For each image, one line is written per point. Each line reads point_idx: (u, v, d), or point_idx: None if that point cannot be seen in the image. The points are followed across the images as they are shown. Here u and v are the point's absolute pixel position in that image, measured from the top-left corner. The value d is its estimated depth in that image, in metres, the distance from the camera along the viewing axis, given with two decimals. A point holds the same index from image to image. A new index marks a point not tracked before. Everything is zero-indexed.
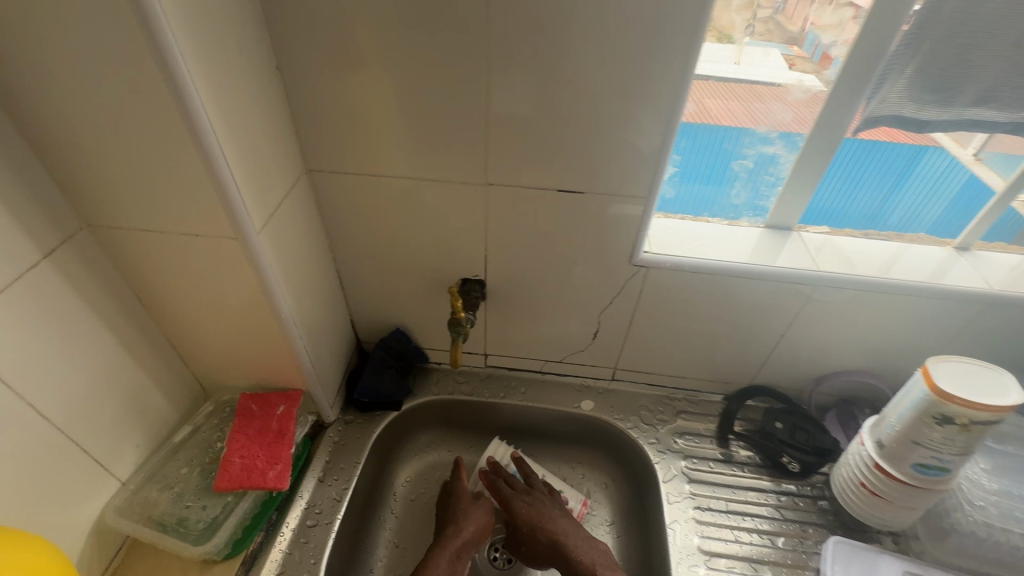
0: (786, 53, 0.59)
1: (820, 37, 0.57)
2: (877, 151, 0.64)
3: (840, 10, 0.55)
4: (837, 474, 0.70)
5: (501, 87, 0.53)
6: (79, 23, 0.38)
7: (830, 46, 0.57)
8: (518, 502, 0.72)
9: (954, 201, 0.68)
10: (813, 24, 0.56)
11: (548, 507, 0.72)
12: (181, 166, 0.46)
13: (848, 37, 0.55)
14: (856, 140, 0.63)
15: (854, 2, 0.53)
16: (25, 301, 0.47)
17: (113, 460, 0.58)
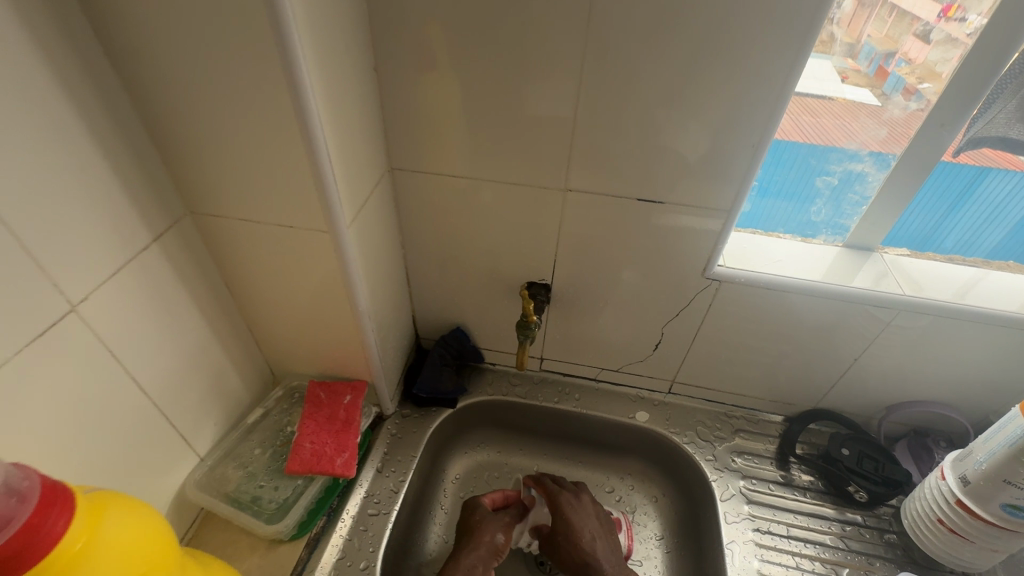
0: (841, 66, 0.59)
1: (878, 50, 0.58)
2: (938, 173, 0.62)
3: (898, 24, 0.56)
4: (909, 507, 0.67)
5: (592, 94, 0.54)
6: (212, 21, 0.40)
7: (885, 59, 0.58)
8: (562, 504, 0.68)
9: (1020, 227, 0.64)
10: (870, 36, 0.57)
11: (591, 518, 0.68)
12: (287, 160, 0.48)
13: (905, 51, 0.57)
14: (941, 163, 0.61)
15: (914, 16, 0.55)
16: (136, 281, 0.49)
17: (195, 437, 0.61)
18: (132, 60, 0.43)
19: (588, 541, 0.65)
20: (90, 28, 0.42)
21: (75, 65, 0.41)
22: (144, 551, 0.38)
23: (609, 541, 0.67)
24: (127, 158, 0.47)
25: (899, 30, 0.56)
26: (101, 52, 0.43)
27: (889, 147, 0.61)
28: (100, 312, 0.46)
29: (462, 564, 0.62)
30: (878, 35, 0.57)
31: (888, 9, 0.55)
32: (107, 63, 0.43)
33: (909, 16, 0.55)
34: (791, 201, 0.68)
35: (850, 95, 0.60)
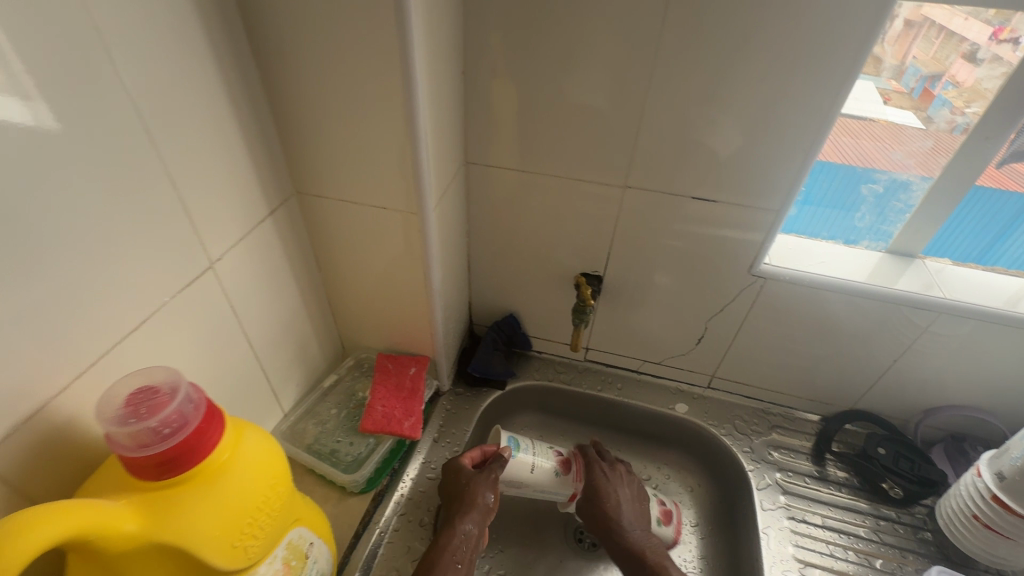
0: (885, 87, 0.63)
1: (923, 72, 0.62)
2: (982, 198, 0.66)
3: (944, 48, 0.59)
4: (944, 505, 0.70)
5: (657, 99, 0.60)
6: (347, 28, 0.48)
7: (931, 81, 0.62)
8: (598, 473, 0.71)
9: None
10: (916, 59, 0.61)
11: (623, 486, 0.71)
12: (390, 148, 0.55)
13: (952, 74, 0.61)
14: (981, 187, 0.65)
15: (963, 39, 0.58)
16: (254, 248, 0.57)
17: (282, 393, 0.68)
18: (273, 58, 0.52)
19: (618, 506, 0.69)
20: (243, 30, 0.50)
21: (230, 60, 0.49)
22: (270, 471, 0.43)
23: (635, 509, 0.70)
24: (257, 140, 0.55)
25: (946, 51, 0.59)
26: (248, 51, 0.51)
27: (935, 159, 0.64)
28: (228, 269, 0.54)
29: (458, 530, 0.61)
30: (924, 57, 0.60)
31: (935, 31, 0.58)
32: (251, 59, 0.52)
33: (956, 39, 0.58)
34: (836, 208, 0.72)
35: (892, 116, 0.64)
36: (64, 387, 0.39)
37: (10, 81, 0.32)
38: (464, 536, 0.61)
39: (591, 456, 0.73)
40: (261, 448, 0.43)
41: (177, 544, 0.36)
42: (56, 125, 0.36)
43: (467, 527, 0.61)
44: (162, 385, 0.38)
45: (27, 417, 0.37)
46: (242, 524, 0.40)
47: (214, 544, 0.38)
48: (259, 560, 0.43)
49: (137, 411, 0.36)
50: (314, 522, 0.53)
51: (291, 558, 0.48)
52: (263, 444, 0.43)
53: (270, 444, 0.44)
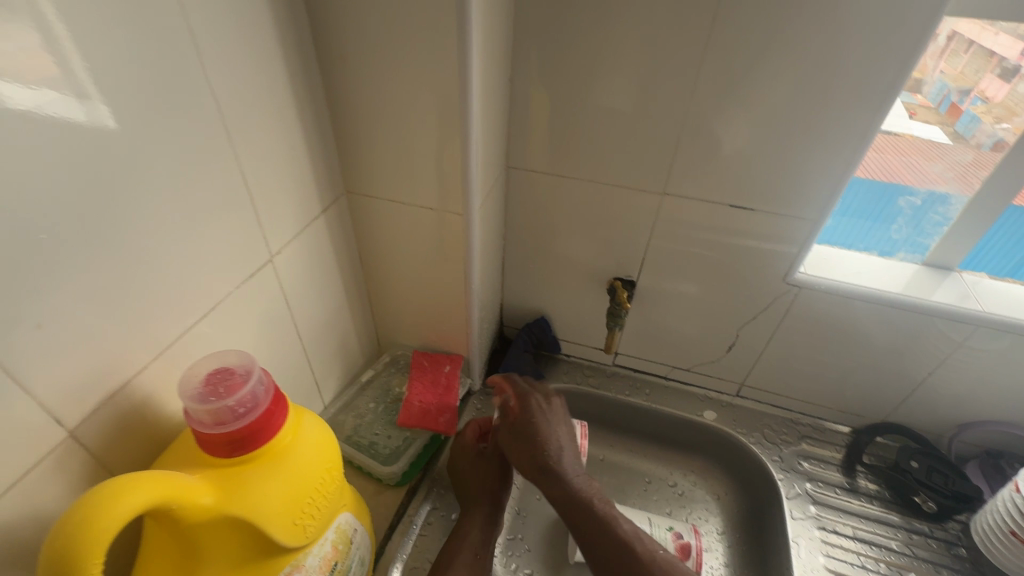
0: (911, 101, 0.65)
1: (951, 87, 0.64)
2: (1014, 219, 0.67)
3: (973, 63, 0.61)
4: (980, 520, 0.69)
5: (698, 108, 0.62)
6: (409, 37, 0.51)
7: (957, 96, 0.64)
8: (530, 411, 0.68)
9: None
10: (946, 74, 0.63)
11: (559, 424, 0.68)
12: (441, 150, 0.58)
13: (981, 89, 0.63)
14: (1018, 205, 0.66)
15: (993, 56, 0.60)
16: (307, 243, 0.60)
17: (324, 384, 0.71)
18: (336, 65, 0.55)
19: (549, 443, 0.65)
20: (310, 38, 0.53)
21: (297, 65, 0.52)
22: (327, 460, 0.45)
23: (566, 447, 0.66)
24: (316, 142, 0.58)
25: (974, 67, 0.61)
26: (313, 57, 0.55)
27: (974, 173, 0.65)
28: (284, 263, 0.56)
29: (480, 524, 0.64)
30: (952, 72, 0.62)
31: (966, 47, 0.60)
32: (315, 65, 0.55)
33: (984, 56, 0.60)
34: (872, 220, 0.73)
35: (919, 130, 0.66)
36: (144, 366, 0.42)
37: (69, 81, 0.32)
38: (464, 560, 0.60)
39: (523, 394, 0.70)
40: (320, 451, 0.45)
41: (246, 518, 0.38)
42: (115, 125, 0.36)
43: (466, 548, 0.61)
44: (236, 368, 0.41)
45: (112, 393, 0.40)
46: (302, 503, 0.42)
47: (278, 520, 0.40)
48: (313, 540, 0.45)
49: (216, 390, 0.39)
50: (358, 510, 0.55)
51: (339, 542, 0.50)
52: (323, 447, 0.45)
53: (330, 445, 0.46)
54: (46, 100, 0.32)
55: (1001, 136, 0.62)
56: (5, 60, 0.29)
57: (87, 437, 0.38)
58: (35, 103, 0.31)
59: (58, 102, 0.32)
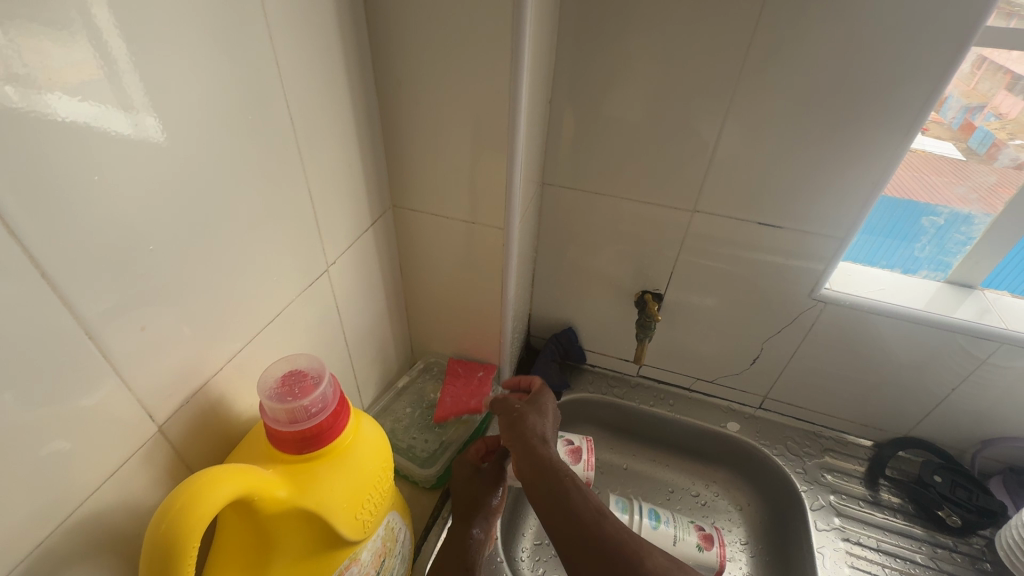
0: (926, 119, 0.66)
1: (964, 104, 0.65)
2: None
3: (987, 81, 0.63)
4: (1004, 536, 0.70)
5: (729, 130, 0.65)
6: (463, 63, 0.54)
7: (972, 112, 0.66)
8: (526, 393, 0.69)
9: None
10: (961, 93, 0.64)
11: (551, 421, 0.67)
12: (486, 167, 0.61)
13: (994, 106, 0.65)
14: None
15: (1007, 74, 0.62)
16: (356, 254, 0.63)
17: (364, 389, 0.74)
18: (392, 88, 0.59)
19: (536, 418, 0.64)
20: (371, 63, 0.57)
21: (357, 88, 0.56)
22: (380, 465, 0.47)
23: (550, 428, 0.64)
24: (369, 159, 0.61)
25: (988, 85, 0.63)
26: (372, 80, 0.58)
27: (998, 195, 0.67)
28: (336, 272, 0.60)
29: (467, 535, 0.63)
30: (966, 90, 0.64)
31: (981, 67, 0.62)
32: (373, 87, 0.59)
33: (999, 75, 0.62)
34: (896, 238, 0.75)
35: (930, 145, 0.68)
36: (220, 367, 0.45)
37: (118, 95, 0.32)
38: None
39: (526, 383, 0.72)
40: (373, 464, 0.46)
41: (315, 511, 0.41)
42: (161, 137, 0.36)
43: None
44: (308, 370, 0.44)
45: (195, 391, 0.43)
46: (362, 499, 0.45)
47: (342, 514, 0.43)
48: (369, 536, 0.48)
49: (291, 390, 0.42)
50: (402, 509, 0.57)
51: (387, 539, 0.52)
52: (376, 461, 0.47)
53: (384, 458, 0.48)
54: (93, 113, 0.31)
55: (1016, 154, 0.65)
56: (129, 90, 0.33)
57: (173, 431, 0.42)
58: (85, 118, 0.31)
59: (107, 114, 0.32)
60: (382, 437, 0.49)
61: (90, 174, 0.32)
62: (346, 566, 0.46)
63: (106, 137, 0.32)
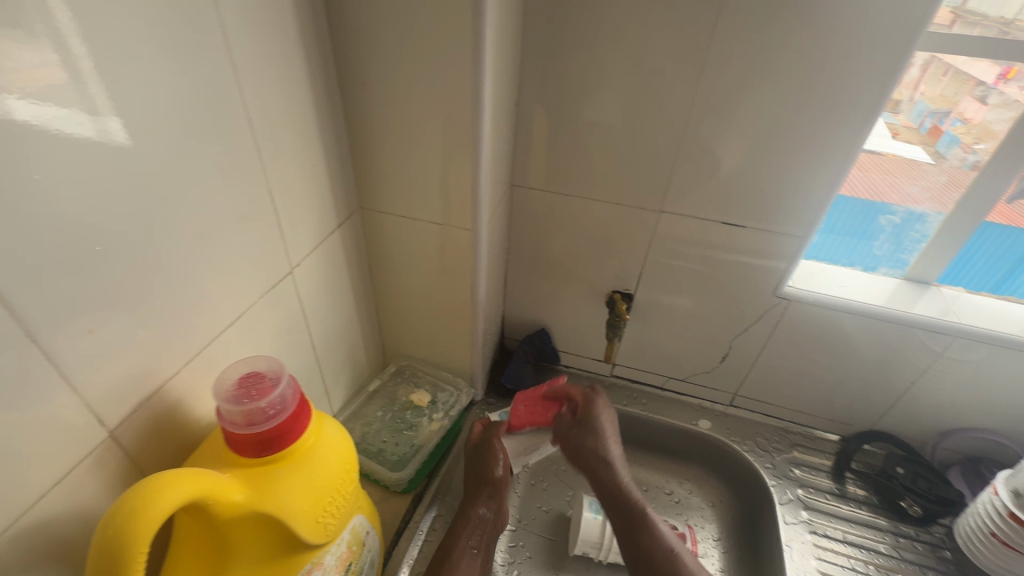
0: (892, 121, 0.70)
1: (931, 109, 0.68)
2: (994, 234, 0.71)
3: (952, 86, 0.65)
4: (963, 524, 0.72)
5: (692, 131, 0.66)
6: (427, 66, 0.55)
7: (939, 118, 0.68)
8: (598, 413, 0.76)
9: None
10: (925, 97, 0.67)
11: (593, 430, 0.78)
12: (453, 168, 0.61)
13: (961, 111, 0.66)
14: (988, 223, 0.70)
15: (971, 79, 0.64)
16: (321, 256, 0.63)
17: (333, 393, 0.73)
18: (356, 89, 0.59)
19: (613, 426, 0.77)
20: (334, 64, 0.57)
21: (320, 89, 0.56)
22: (343, 465, 0.47)
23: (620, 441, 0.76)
24: (334, 161, 0.61)
25: (952, 91, 0.66)
26: (336, 81, 0.58)
27: (950, 193, 0.69)
28: (301, 274, 0.59)
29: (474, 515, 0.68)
30: (932, 95, 0.67)
31: (944, 72, 0.65)
32: (337, 89, 0.59)
33: (962, 80, 0.64)
34: (856, 236, 0.77)
35: (900, 149, 0.70)
36: (176, 371, 0.45)
37: (81, 97, 0.33)
38: (468, 557, 0.65)
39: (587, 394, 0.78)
40: (337, 467, 0.46)
41: (274, 515, 0.41)
42: (128, 139, 0.37)
43: (470, 541, 0.66)
44: (267, 372, 0.43)
45: (149, 396, 0.42)
46: (324, 503, 0.45)
47: (303, 518, 0.42)
48: (332, 539, 0.47)
49: (249, 392, 0.41)
50: (371, 513, 0.57)
51: (353, 543, 0.52)
52: (340, 464, 0.46)
53: (348, 460, 0.48)
54: (56, 115, 0.32)
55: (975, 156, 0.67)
56: (94, 93, 0.34)
57: (126, 437, 0.41)
58: (44, 118, 0.31)
59: (70, 116, 0.33)
60: (346, 438, 0.49)
61: (30, 172, 0.31)
62: (308, 571, 0.45)
63: (55, 136, 0.32)
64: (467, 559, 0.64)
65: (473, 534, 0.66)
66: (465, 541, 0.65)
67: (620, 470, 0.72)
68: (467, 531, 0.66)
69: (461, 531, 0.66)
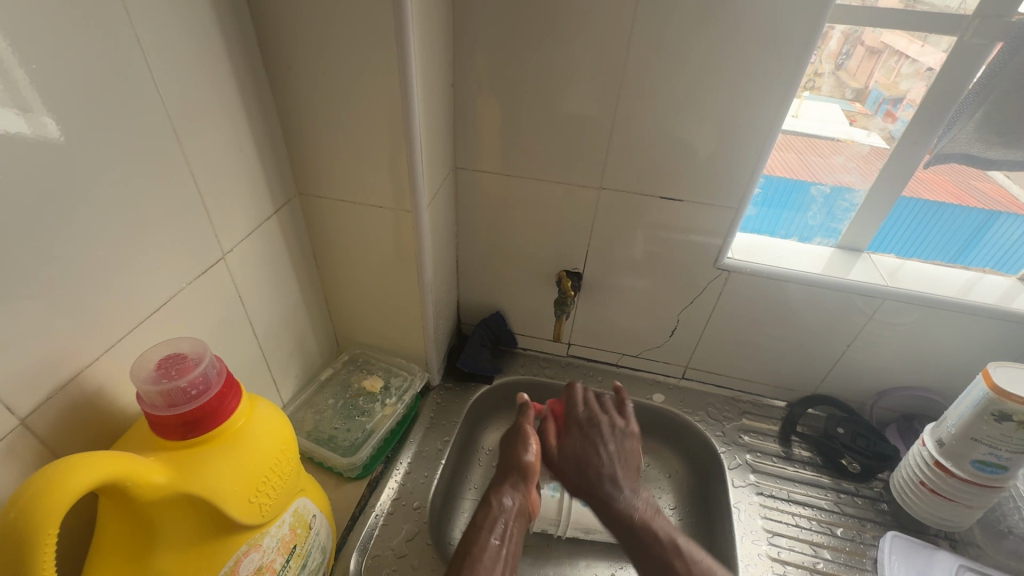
0: (848, 108, 0.71)
1: (885, 96, 0.69)
2: (918, 210, 0.76)
3: (905, 73, 0.66)
4: (898, 475, 0.76)
5: (624, 107, 0.67)
6: (350, 45, 0.54)
7: (892, 104, 0.69)
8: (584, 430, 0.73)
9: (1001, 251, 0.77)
10: (878, 83, 0.68)
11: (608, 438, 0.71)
12: (386, 149, 0.61)
13: (911, 97, 0.67)
14: (908, 199, 0.75)
15: (922, 64, 0.65)
16: (257, 242, 0.62)
17: (281, 382, 0.73)
18: (283, 73, 0.58)
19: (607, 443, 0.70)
20: (258, 46, 0.57)
21: (243, 72, 0.56)
22: (278, 446, 0.47)
23: (619, 454, 0.70)
24: (264, 146, 0.61)
25: (905, 77, 0.66)
26: (261, 64, 0.58)
27: (872, 162, 0.73)
28: (234, 260, 0.59)
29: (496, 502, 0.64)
30: (886, 82, 0.68)
31: (895, 60, 0.67)
32: (263, 72, 0.58)
33: (914, 67, 0.65)
34: (789, 209, 0.80)
35: (858, 136, 0.72)
36: (96, 357, 0.44)
37: (13, 96, 0.35)
38: (492, 547, 0.58)
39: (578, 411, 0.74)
40: (270, 448, 0.46)
41: (201, 496, 0.40)
42: (60, 135, 0.39)
43: (497, 528, 0.61)
44: (188, 353, 0.43)
45: (65, 382, 0.42)
46: (257, 482, 0.44)
47: (234, 498, 0.42)
48: (271, 520, 0.47)
49: (168, 372, 0.41)
50: (317, 497, 0.56)
51: (297, 526, 0.52)
52: (275, 444, 0.46)
53: (284, 440, 0.48)
54: None
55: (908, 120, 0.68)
56: (23, 92, 0.36)
57: (40, 425, 0.41)
58: None
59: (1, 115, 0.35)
60: (282, 419, 0.49)
61: None
62: (243, 554, 0.45)
63: None
64: (490, 552, 0.58)
65: (496, 524, 0.61)
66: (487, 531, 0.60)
67: (619, 495, 0.65)
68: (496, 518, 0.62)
69: (485, 521, 0.61)
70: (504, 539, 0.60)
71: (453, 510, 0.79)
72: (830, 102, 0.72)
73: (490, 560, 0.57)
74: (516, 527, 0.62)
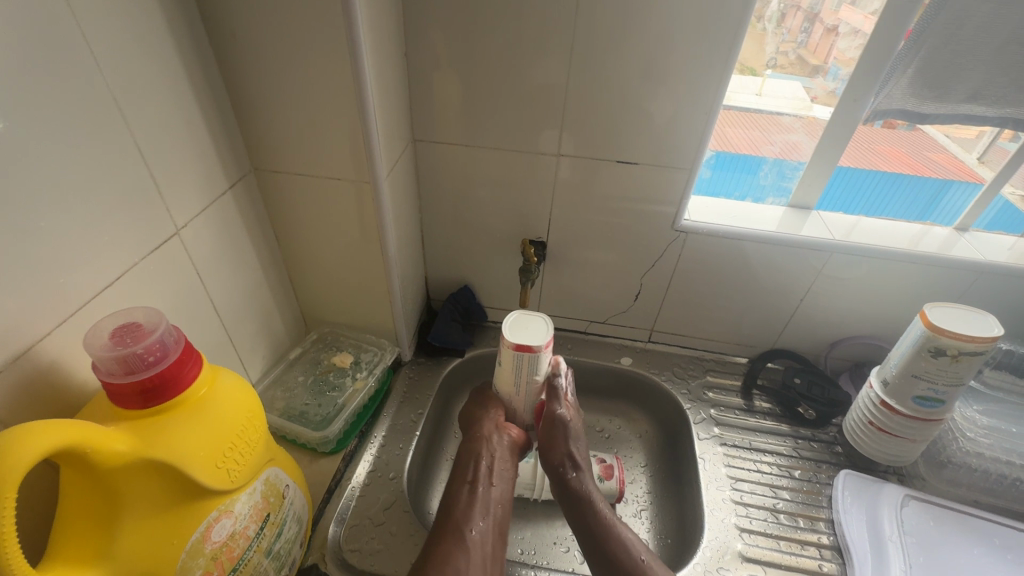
0: (808, 85, 0.75)
1: (843, 72, 0.70)
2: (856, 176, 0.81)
3: (853, 44, 0.68)
4: (849, 419, 0.81)
5: (577, 73, 0.68)
6: (295, 13, 0.54)
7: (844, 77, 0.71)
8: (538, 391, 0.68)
9: (937, 204, 0.82)
10: (836, 58, 0.70)
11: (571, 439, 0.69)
12: (340, 120, 0.61)
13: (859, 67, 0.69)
14: (844, 167, 0.80)
15: (859, 32, 0.67)
16: (213, 220, 0.61)
17: (249, 362, 0.72)
18: (228, 45, 0.57)
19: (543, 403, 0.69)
20: (199, 17, 0.55)
21: (186, 43, 0.54)
22: (243, 414, 0.47)
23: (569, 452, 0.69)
24: (213, 120, 0.59)
25: (848, 46, 0.69)
26: (204, 36, 0.56)
27: (816, 121, 0.76)
28: (190, 237, 0.58)
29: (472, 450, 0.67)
30: (842, 58, 0.70)
31: (849, 36, 0.68)
32: (208, 44, 0.57)
33: (859, 37, 0.67)
34: (742, 170, 0.83)
35: (819, 111, 0.75)
36: (48, 332, 0.44)
37: None
38: (468, 495, 0.63)
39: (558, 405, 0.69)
40: (236, 414, 0.46)
41: (165, 461, 0.40)
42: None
43: (482, 463, 0.66)
44: (144, 322, 0.43)
45: (16, 356, 0.42)
46: (224, 449, 0.45)
47: (201, 464, 0.42)
48: (240, 487, 0.47)
49: (123, 340, 0.41)
50: (289, 468, 0.57)
51: (269, 495, 0.52)
52: (240, 412, 0.47)
53: (250, 408, 0.48)
54: None
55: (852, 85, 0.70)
56: None
57: None
58: None
59: None
60: (247, 386, 0.49)
61: None
62: (214, 520, 0.45)
63: None
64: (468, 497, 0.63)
65: (472, 466, 0.66)
66: (464, 476, 0.66)
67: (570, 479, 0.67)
68: (476, 456, 0.67)
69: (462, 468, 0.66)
70: (489, 475, 0.65)
71: (433, 480, 0.81)
72: (790, 80, 0.76)
73: (466, 505, 0.62)
74: (501, 462, 0.67)
